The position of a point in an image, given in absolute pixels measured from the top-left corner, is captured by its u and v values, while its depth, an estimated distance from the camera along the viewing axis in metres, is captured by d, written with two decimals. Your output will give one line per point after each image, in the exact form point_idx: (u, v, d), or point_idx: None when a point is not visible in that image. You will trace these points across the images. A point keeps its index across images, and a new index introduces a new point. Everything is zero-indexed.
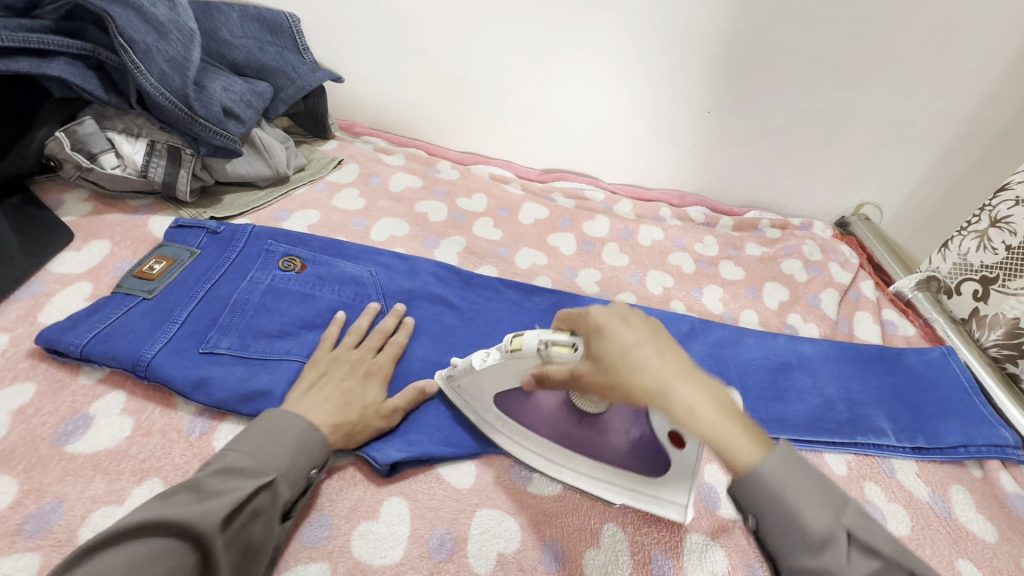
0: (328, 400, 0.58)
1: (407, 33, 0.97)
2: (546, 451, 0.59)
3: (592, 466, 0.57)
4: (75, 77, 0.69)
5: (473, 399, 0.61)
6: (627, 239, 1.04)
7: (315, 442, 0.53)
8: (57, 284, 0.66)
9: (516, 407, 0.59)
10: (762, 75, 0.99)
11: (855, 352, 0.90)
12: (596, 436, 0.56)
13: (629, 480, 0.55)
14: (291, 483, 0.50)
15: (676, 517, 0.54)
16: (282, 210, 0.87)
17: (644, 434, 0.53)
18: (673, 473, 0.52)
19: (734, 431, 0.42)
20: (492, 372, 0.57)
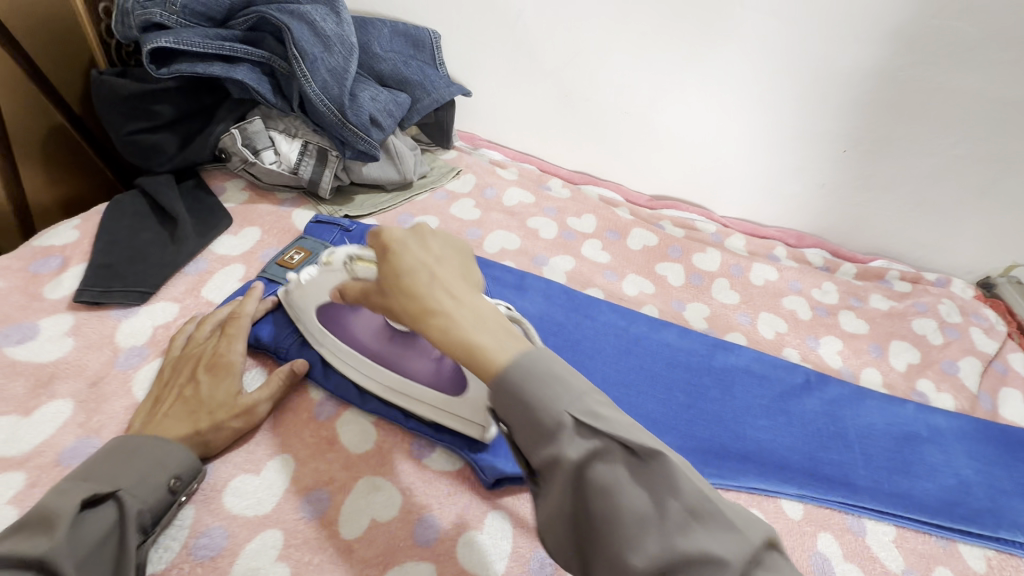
0: (170, 419, 0.54)
1: (539, 54, 1.00)
2: (360, 365, 0.61)
3: (396, 382, 0.59)
4: (253, 82, 0.77)
5: (301, 312, 0.62)
6: (738, 276, 0.99)
7: (172, 453, 0.51)
8: (217, 264, 0.74)
9: (336, 325, 0.61)
10: (912, 115, 0.91)
11: (999, 434, 0.80)
12: (402, 351, 0.58)
13: (440, 400, 0.57)
14: (144, 495, 0.47)
15: (477, 434, 0.57)
16: (405, 214, 0.92)
17: (451, 359, 0.56)
18: (471, 391, 0.55)
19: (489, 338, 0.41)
20: (311, 287, 0.59)
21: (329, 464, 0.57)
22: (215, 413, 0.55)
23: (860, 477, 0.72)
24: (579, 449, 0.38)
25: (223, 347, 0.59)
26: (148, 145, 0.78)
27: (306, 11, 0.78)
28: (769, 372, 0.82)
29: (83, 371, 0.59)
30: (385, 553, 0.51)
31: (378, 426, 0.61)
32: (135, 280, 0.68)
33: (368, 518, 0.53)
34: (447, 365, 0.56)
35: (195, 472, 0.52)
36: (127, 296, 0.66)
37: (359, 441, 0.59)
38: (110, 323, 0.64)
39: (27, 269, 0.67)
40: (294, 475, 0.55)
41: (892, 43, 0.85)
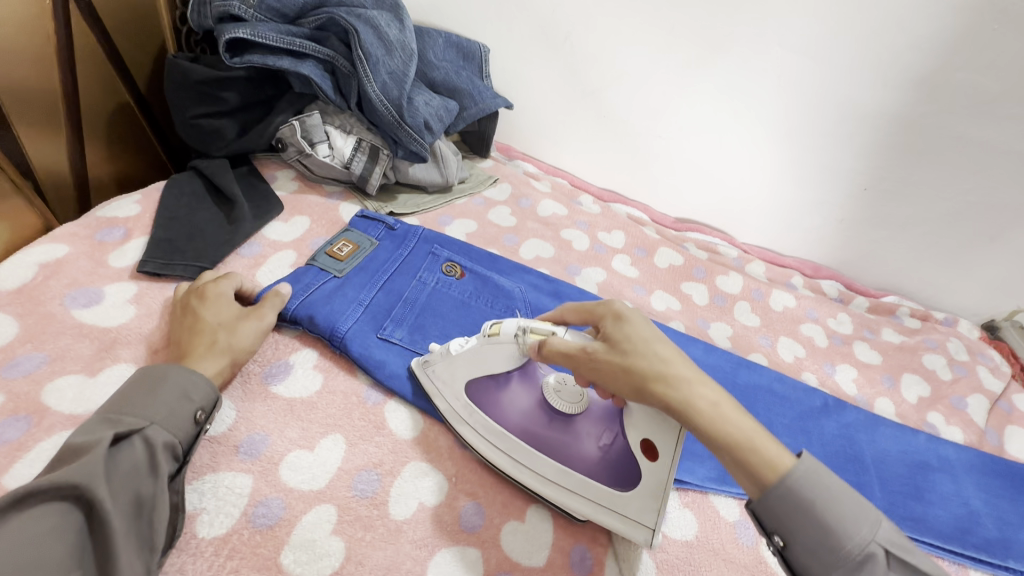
0: (191, 347, 0.57)
1: (582, 76, 1.05)
2: (507, 447, 0.58)
3: (557, 469, 0.56)
4: (317, 77, 0.80)
5: (444, 386, 0.60)
6: (759, 300, 1.02)
7: (195, 383, 0.53)
8: (270, 249, 0.76)
9: (487, 401, 0.59)
10: (931, 161, 0.96)
11: (1005, 468, 0.83)
12: (560, 434, 0.57)
13: (608, 497, 0.54)
14: (172, 428, 0.50)
15: (638, 537, 0.53)
16: (444, 216, 0.95)
17: (614, 446, 0.55)
18: (644, 488, 0.52)
19: (750, 427, 0.46)
20: (467, 359, 0.58)
21: (379, 447, 0.58)
22: (228, 325, 0.60)
23: (874, 498, 0.75)
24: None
25: (207, 283, 0.64)
26: (210, 129, 0.81)
27: (372, 15, 0.82)
28: (791, 394, 0.84)
29: (143, 338, 0.61)
30: (433, 536, 0.53)
31: (425, 413, 0.62)
32: (195, 255, 0.70)
33: (417, 501, 0.55)
34: (612, 452, 0.54)
35: (216, 403, 0.55)
36: (188, 269, 0.68)
37: (407, 427, 0.61)
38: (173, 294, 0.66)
39: (92, 237, 0.69)
40: (346, 454, 0.57)
41: (920, 90, 0.90)
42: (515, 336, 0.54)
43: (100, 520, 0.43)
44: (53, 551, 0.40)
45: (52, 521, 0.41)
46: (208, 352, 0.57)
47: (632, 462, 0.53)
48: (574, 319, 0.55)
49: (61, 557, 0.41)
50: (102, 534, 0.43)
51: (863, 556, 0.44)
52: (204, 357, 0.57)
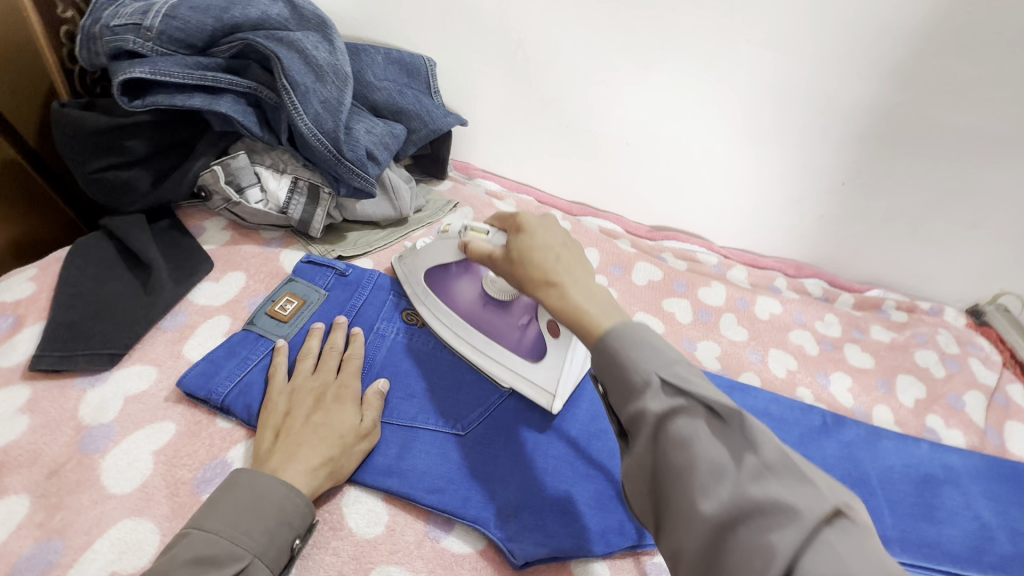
0: (300, 445, 0.52)
1: (539, 84, 0.97)
2: (450, 324, 0.69)
3: (485, 343, 0.67)
4: (238, 114, 0.70)
5: (412, 276, 0.72)
6: (744, 310, 0.97)
7: (296, 507, 0.48)
8: (198, 317, 0.66)
9: (441, 285, 0.69)
10: (912, 151, 0.92)
11: (1009, 472, 0.80)
12: (493, 318, 0.67)
13: (520, 365, 0.65)
14: (268, 562, 0.45)
15: (544, 403, 0.64)
16: (402, 253, 0.86)
17: (534, 328, 0.65)
18: (551, 356, 0.63)
19: (598, 309, 0.48)
20: (427, 254, 0.68)
21: (338, 555, 0.50)
22: (355, 432, 0.55)
23: (885, 525, 0.70)
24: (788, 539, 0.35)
25: (301, 373, 0.60)
26: (118, 183, 0.70)
27: (297, 38, 0.72)
28: (787, 415, 0.79)
29: (39, 457, 0.51)
30: None
31: (388, 501, 0.55)
32: (102, 340, 0.59)
33: None
34: (530, 334, 0.65)
35: (313, 524, 0.49)
36: (94, 360, 0.58)
37: (369, 523, 0.53)
38: (74, 394, 0.56)
39: None
40: (298, 570, 0.49)
41: (895, 79, 0.85)
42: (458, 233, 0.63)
43: None
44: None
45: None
46: (313, 447, 0.52)
47: (542, 342, 0.65)
48: (501, 225, 0.60)
49: None
50: None
51: (688, 463, 0.40)
52: (303, 452, 0.51)
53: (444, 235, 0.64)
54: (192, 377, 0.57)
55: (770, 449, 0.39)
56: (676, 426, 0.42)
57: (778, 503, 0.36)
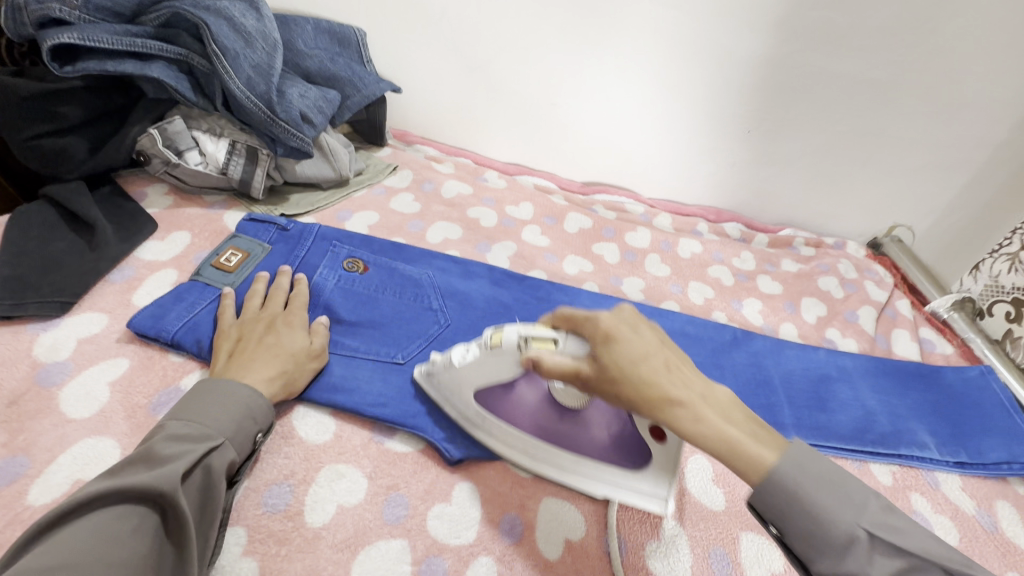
0: (254, 360, 0.57)
1: (466, 50, 1.03)
2: (522, 447, 0.59)
3: (574, 461, 0.58)
4: (170, 79, 0.74)
5: (451, 393, 0.60)
6: (667, 251, 1.06)
7: (260, 405, 0.53)
8: (145, 270, 0.70)
9: (494, 405, 0.59)
10: (804, 97, 1.02)
11: (893, 369, 0.91)
12: (575, 430, 0.58)
13: (623, 477, 0.57)
14: (238, 445, 0.50)
15: (658, 509, 0.56)
16: (344, 211, 0.91)
17: (625, 427, 0.57)
18: (654, 465, 0.55)
19: (747, 436, 0.44)
20: (472, 369, 0.57)
21: (290, 458, 0.56)
22: (305, 352, 0.62)
23: (784, 416, 0.81)
24: (884, 567, 0.40)
25: (253, 307, 0.65)
26: (54, 150, 0.72)
27: (224, 6, 0.76)
28: (702, 333, 0.89)
29: None
30: (355, 536, 0.52)
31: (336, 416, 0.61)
32: (52, 290, 0.63)
33: (334, 504, 0.53)
34: (625, 432, 0.56)
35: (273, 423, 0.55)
36: (45, 307, 0.61)
37: (318, 432, 0.59)
38: (26, 338, 0.60)
39: None
40: (253, 472, 0.55)
41: (780, 31, 0.95)
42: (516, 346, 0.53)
43: (172, 526, 0.42)
44: (119, 553, 0.39)
45: (126, 527, 0.40)
46: (266, 361, 0.58)
47: (642, 442, 0.56)
48: (567, 325, 0.52)
49: (131, 557, 0.39)
50: (176, 536, 0.42)
51: (846, 538, 0.41)
52: (258, 364, 0.57)
53: (493, 348, 0.54)
54: (143, 317, 0.62)
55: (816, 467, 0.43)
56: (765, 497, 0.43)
57: (900, 555, 0.40)
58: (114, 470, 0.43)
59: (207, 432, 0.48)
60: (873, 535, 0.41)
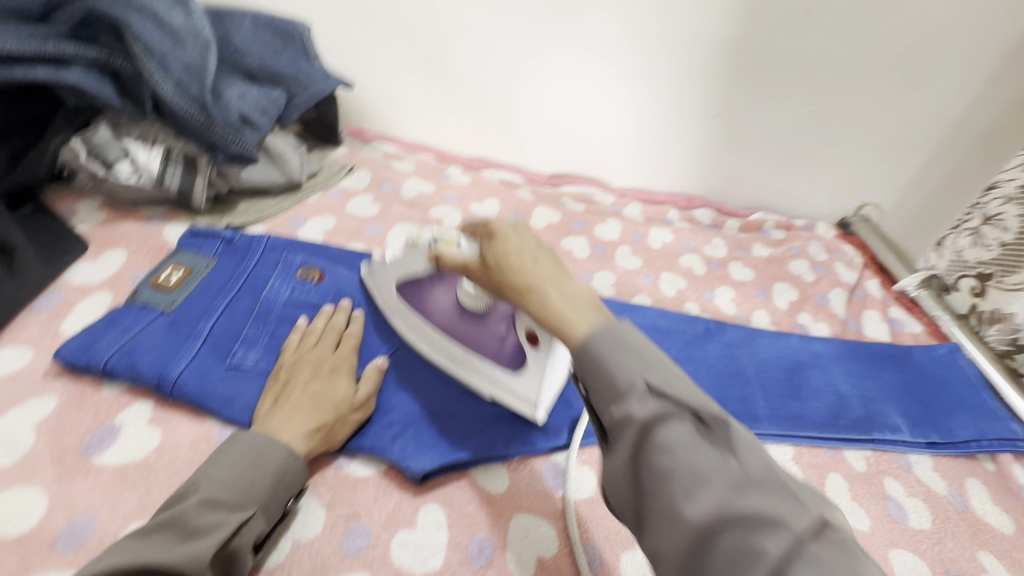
0: (298, 410, 0.55)
1: (419, 40, 0.98)
2: (430, 338, 0.66)
3: (463, 353, 0.63)
4: (91, 84, 0.68)
5: (383, 286, 0.70)
6: (638, 242, 1.04)
7: (295, 468, 0.51)
8: (76, 296, 0.66)
9: (415, 298, 0.67)
10: (767, 78, 1.00)
11: (864, 351, 0.91)
12: (471, 327, 0.63)
13: (501, 376, 0.61)
14: (269, 516, 0.49)
15: (528, 414, 0.60)
16: (297, 217, 0.86)
17: (513, 336, 0.61)
18: (531, 366, 0.60)
19: (580, 315, 0.46)
20: (397, 265, 0.68)
21: None
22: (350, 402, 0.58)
23: (758, 408, 0.80)
24: (694, 458, 0.38)
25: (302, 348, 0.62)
26: None
27: (146, 1, 0.69)
28: (675, 326, 0.88)
29: None
30: (313, 572, 0.49)
31: None
32: None
33: (291, 540, 0.51)
34: (510, 342, 0.61)
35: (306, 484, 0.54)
36: None
37: None
38: None
39: None
40: None
41: (740, 13, 0.92)
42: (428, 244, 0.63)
43: None
44: None
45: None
46: (306, 412, 0.55)
47: (522, 350, 0.61)
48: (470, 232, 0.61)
49: None
50: None
51: (660, 414, 0.40)
52: (296, 415, 0.54)
53: (414, 246, 0.66)
54: (72, 345, 0.59)
55: (755, 464, 0.37)
56: (665, 434, 0.39)
57: (766, 513, 0.35)
58: (148, 532, 0.42)
59: (239, 504, 0.47)
60: (697, 427, 0.39)
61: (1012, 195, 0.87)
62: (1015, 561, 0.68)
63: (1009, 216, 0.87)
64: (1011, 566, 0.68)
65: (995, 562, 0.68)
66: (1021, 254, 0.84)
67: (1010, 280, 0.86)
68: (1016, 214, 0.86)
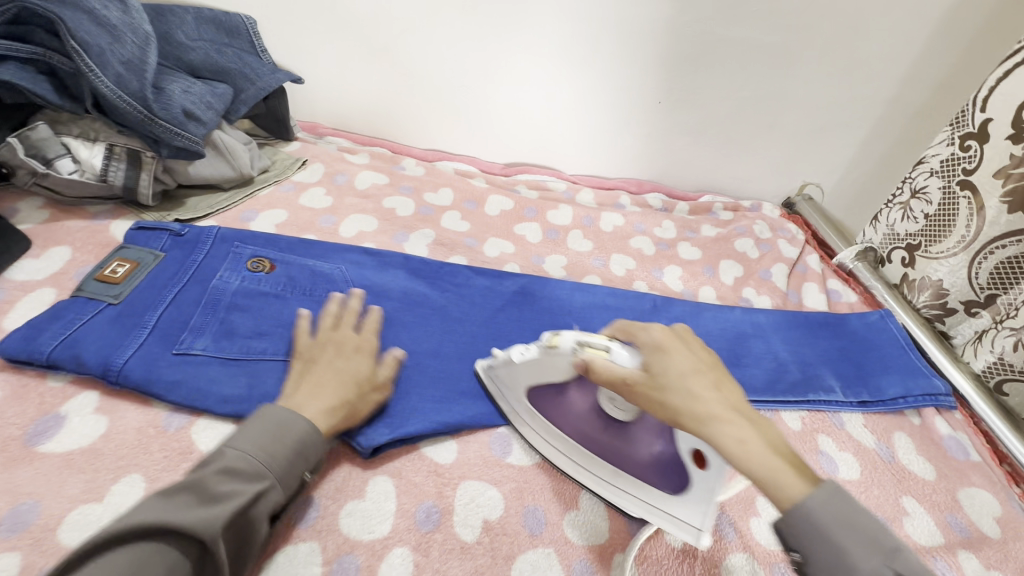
0: (322, 386, 0.57)
1: (365, 34, 0.99)
2: (567, 448, 0.61)
3: (612, 472, 0.59)
4: (25, 81, 0.68)
5: (506, 389, 0.64)
6: (590, 226, 1.07)
7: (313, 442, 0.53)
8: (18, 292, 0.66)
9: (551, 405, 0.62)
10: (705, 65, 1.04)
11: (803, 319, 0.97)
12: (616, 440, 0.58)
13: (658, 495, 0.56)
14: (285, 488, 0.50)
15: (691, 539, 0.54)
16: (248, 211, 0.87)
17: (667, 450, 0.55)
18: (693, 490, 0.53)
19: (762, 460, 0.44)
20: (528, 365, 0.59)
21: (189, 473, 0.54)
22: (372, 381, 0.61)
23: None
24: None
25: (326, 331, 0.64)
26: None
27: None
28: (623, 303, 0.91)
29: None
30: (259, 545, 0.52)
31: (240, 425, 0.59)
32: None
33: None
34: (666, 456, 0.55)
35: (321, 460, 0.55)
36: None
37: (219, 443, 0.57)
38: None
39: None
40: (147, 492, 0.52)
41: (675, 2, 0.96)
42: (571, 348, 0.55)
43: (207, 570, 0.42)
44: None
45: (160, 565, 0.39)
46: (326, 388, 0.57)
47: (682, 466, 0.53)
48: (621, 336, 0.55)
49: None
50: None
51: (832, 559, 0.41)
52: (320, 393, 0.57)
53: (552, 348, 0.56)
54: (14, 338, 0.59)
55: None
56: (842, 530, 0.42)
57: None
58: (170, 493, 0.43)
59: (259, 473, 0.48)
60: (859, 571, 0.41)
61: (936, 170, 0.91)
62: (934, 503, 0.74)
63: (933, 189, 0.92)
64: (930, 508, 0.73)
65: (916, 505, 0.73)
66: (945, 224, 0.90)
67: (936, 249, 0.92)
68: (939, 188, 0.91)
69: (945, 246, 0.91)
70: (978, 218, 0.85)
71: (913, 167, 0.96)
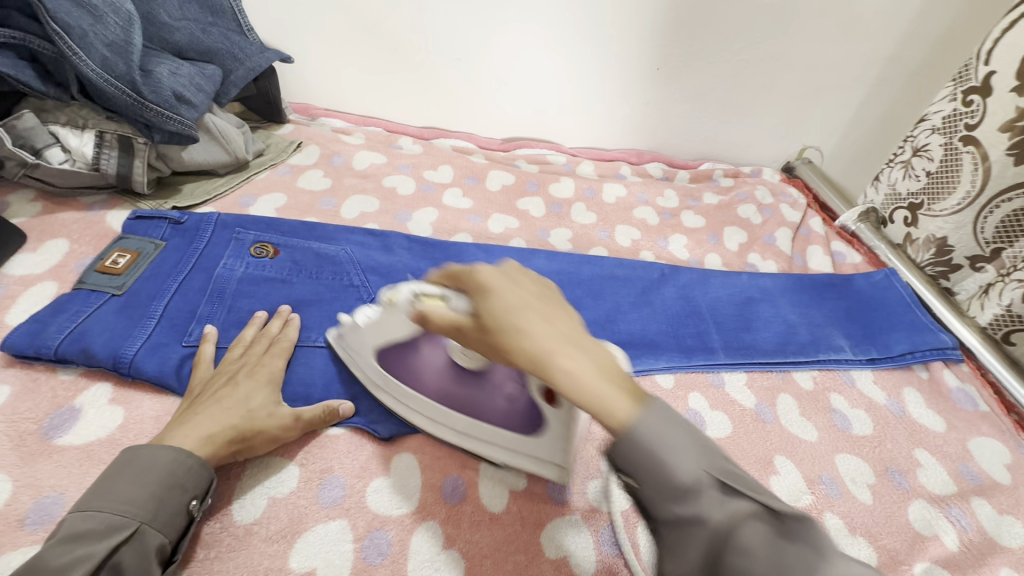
0: (203, 417, 0.52)
1: (353, 9, 0.96)
2: (418, 408, 0.58)
3: (471, 426, 0.56)
4: (8, 68, 0.66)
5: (358, 353, 0.60)
6: (592, 198, 1.06)
7: (184, 469, 0.49)
8: (19, 286, 0.65)
9: (401, 369, 0.57)
10: (702, 29, 1.02)
11: (810, 282, 0.96)
12: (472, 392, 0.55)
13: (517, 442, 0.55)
14: (161, 526, 0.46)
15: (553, 476, 0.56)
16: (247, 196, 0.85)
17: (521, 396, 0.53)
18: (549, 429, 0.53)
19: (606, 390, 0.38)
20: (370, 326, 0.56)
21: None
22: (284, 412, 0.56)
23: (713, 341, 0.84)
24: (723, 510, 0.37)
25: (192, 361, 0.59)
26: None
27: None
28: (630, 274, 0.91)
29: None
30: (291, 524, 0.52)
31: None
32: None
33: (266, 497, 0.54)
34: (519, 401, 0.53)
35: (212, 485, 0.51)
36: None
37: None
38: None
39: None
40: None
41: None
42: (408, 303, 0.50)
43: None
44: None
45: None
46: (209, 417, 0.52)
47: (535, 408, 0.52)
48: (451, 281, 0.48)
49: None
50: None
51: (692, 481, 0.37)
52: (192, 426, 0.52)
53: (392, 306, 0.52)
54: (19, 334, 0.58)
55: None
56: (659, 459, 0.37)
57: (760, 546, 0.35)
58: None
59: (117, 523, 0.44)
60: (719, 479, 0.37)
61: (937, 127, 0.90)
62: (946, 454, 0.75)
63: (934, 146, 0.91)
64: (943, 459, 0.75)
65: (929, 456, 0.74)
66: (948, 181, 0.90)
67: (939, 207, 0.92)
68: (939, 144, 0.90)
69: (949, 204, 0.90)
70: (982, 172, 0.84)
71: (916, 125, 0.95)
